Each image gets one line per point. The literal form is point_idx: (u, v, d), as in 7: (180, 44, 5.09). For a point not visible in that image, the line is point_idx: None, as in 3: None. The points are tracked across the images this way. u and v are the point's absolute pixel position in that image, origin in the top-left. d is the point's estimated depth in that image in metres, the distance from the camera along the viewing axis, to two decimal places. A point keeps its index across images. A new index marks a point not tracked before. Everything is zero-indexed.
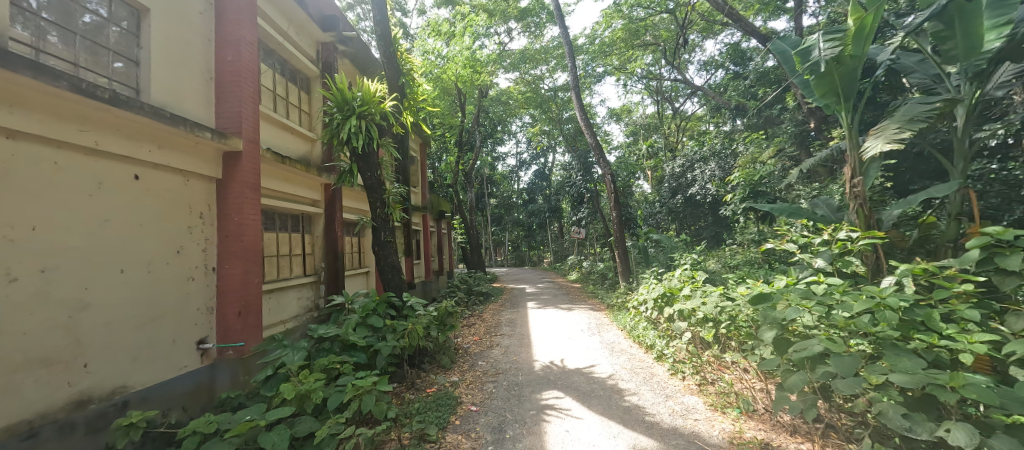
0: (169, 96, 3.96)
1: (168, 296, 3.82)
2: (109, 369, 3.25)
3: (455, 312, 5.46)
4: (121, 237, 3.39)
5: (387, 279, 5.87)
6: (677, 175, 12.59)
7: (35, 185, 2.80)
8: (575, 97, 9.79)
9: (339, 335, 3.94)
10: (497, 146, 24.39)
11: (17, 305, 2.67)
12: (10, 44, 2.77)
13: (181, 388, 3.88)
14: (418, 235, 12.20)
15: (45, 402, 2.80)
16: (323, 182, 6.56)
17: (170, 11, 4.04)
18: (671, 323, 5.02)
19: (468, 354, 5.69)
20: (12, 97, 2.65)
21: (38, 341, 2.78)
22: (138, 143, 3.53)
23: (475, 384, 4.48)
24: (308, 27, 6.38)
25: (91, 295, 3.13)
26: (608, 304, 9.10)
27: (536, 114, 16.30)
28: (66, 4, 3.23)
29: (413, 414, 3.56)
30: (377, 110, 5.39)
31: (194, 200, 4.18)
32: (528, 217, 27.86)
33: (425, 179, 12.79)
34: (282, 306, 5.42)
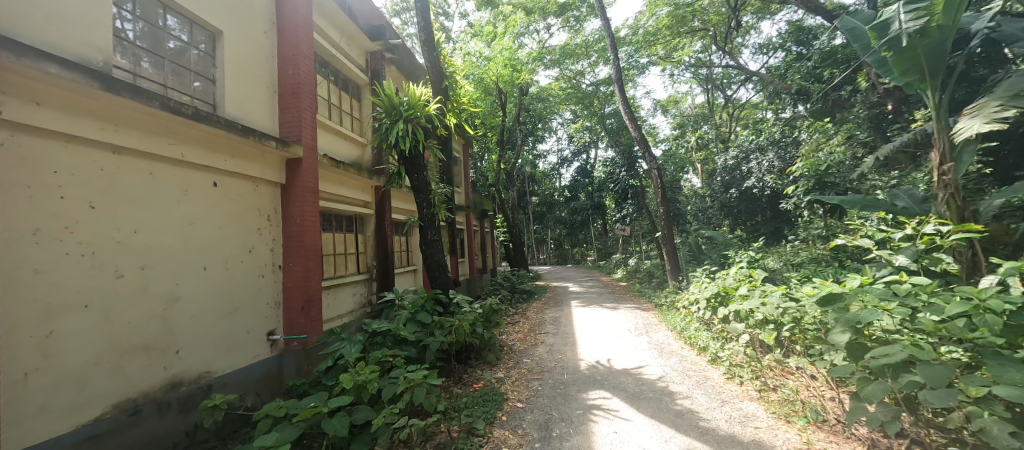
0: (240, 109, 4.36)
1: (243, 291, 4.22)
2: (196, 355, 3.65)
3: (500, 309, 5.54)
4: (204, 239, 3.79)
5: (434, 276, 6.06)
6: (730, 168, 11.84)
7: (136, 193, 3.20)
8: (618, 91, 9.51)
9: (391, 329, 4.13)
10: (537, 143, 24.34)
11: (124, 298, 3.07)
12: (113, 71, 3.18)
13: (254, 375, 4.27)
14: (463, 234, 12.50)
15: (147, 383, 3.20)
16: (374, 184, 6.90)
17: (240, 32, 4.45)
18: (727, 324, 4.75)
19: (514, 352, 5.74)
20: (116, 117, 3.04)
21: (140, 330, 3.18)
22: (216, 154, 3.92)
23: (520, 381, 4.51)
24: (358, 38, 6.75)
25: (181, 290, 3.54)
26: (656, 303, 8.77)
27: (577, 110, 16.05)
28: (156, 32, 3.65)
29: (460, 408, 3.65)
30: (422, 113, 5.59)
31: (262, 204, 4.58)
32: (571, 215, 27.53)
33: (468, 179, 13.06)
34: (339, 302, 5.79)
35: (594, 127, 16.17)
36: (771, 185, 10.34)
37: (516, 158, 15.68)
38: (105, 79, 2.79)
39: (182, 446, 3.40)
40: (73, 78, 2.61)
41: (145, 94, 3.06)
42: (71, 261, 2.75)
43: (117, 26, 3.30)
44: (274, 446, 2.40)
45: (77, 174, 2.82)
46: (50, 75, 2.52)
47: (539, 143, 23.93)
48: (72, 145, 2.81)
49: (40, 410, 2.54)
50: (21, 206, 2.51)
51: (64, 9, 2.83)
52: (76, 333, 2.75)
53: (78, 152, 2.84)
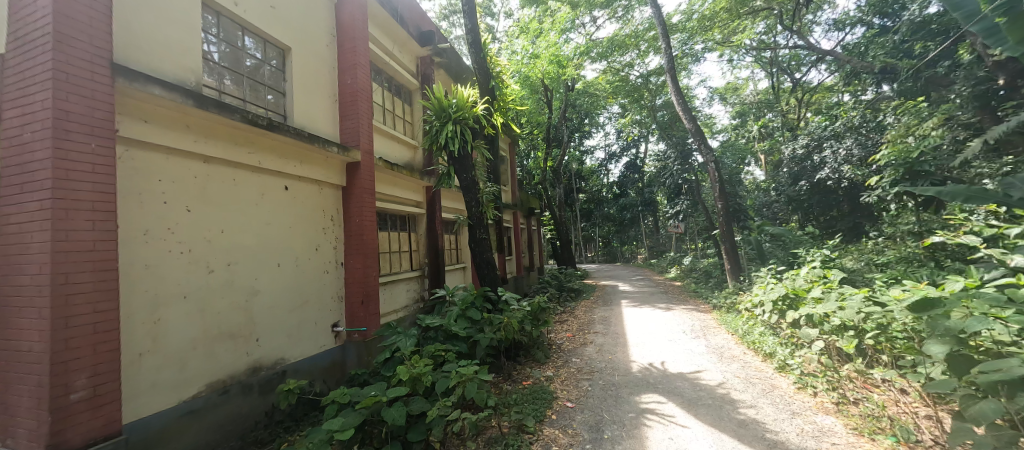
0: (306, 118, 4.73)
1: (310, 285, 4.59)
2: (272, 343, 4.03)
3: (548, 308, 5.51)
4: (278, 238, 4.17)
5: (483, 274, 6.18)
6: (799, 158, 10.81)
7: (223, 198, 3.60)
8: (671, 81, 9.05)
9: (443, 325, 4.28)
10: (584, 139, 23.89)
11: (214, 291, 3.46)
12: (203, 90, 3.59)
13: (321, 363, 4.63)
14: (510, 232, 12.62)
15: (233, 367, 3.60)
16: (425, 185, 7.17)
17: (305, 47, 4.82)
18: (798, 329, 4.36)
19: (562, 351, 5.69)
20: (205, 130, 3.43)
21: (227, 318, 3.57)
22: (286, 160, 4.29)
23: (570, 381, 4.46)
24: (409, 44, 7.04)
25: (259, 284, 3.92)
26: (714, 305, 8.26)
27: (626, 103, 15.45)
28: (236, 51, 4.05)
29: (510, 405, 3.70)
30: (470, 114, 5.71)
31: (327, 205, 4.94)
32: (620, 211, 26.74)
33: (515, 177, 13.14)
34: (394, 297, 6.10)
35: (644, 120, 15.50)
36: (849, 176, 9.31)
37: (562, 156, 15.50)
38: (196, 96, 3.16)
39: (262, 425, 3.77)
40: (171, 97, 2.98)
41: (228, 109, 3.41)
42: (173, 257, 3.15)
43: (205, 50, 3.71)
44: (340, 430, 2.59)
45: (177, 183, 3.23)
46: (154, 96, 2.90)
47: (586, 139, 23.45)
48: (172, 157, 3.21)
49: (151, 387, 2.94)
50: (134, 210, 2.91)
51: (162, 38, 3.23)
52: (177, 320, 3.15)
53: (177, 163, 3.24)
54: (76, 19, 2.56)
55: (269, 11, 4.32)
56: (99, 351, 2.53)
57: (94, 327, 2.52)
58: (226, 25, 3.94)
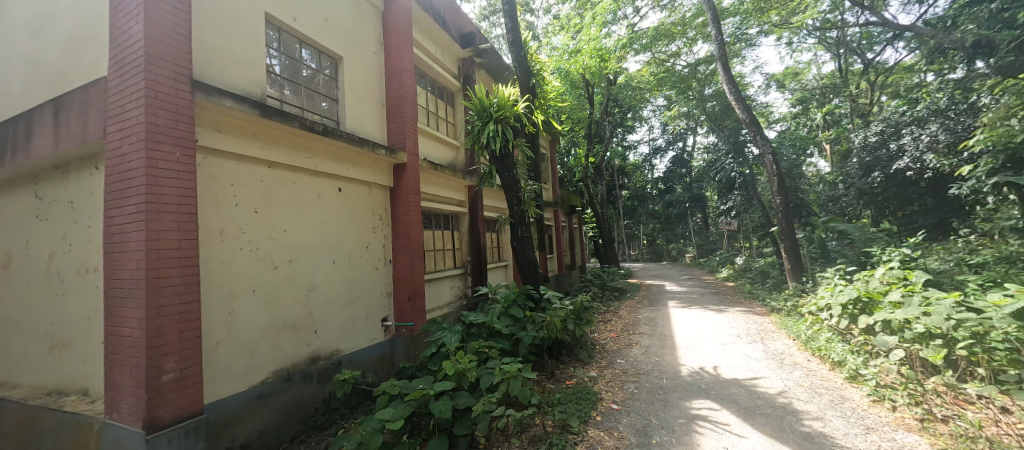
0: (357, 123, 4.99)
1: (362, 281, 4.84)
2: (329, 336, 4.31)
3: (591, 307, 5.41)
4: (333, 237, 4.43)
5: (525, 272, 6.20)
6: (873, 146, 9.78)
7: (284, 200, 3.89)
8: (722, 70, 8.55)
9: (486, 322, 4.33)
10: (627, 134, 23.20)
11: (278, 286, 3.75)
12: (266, 100, 3.89)
13: (372, 355, 4.87)
14: (551, 230, 12.55)
15: (295, 356, 3.89)
16: (468, 184, 7.31)
17: (355, 56, 5.08)
18: (873, 336, 3.98)
19: (606, 351, 5.57)
20: (269, 138, 3.73)
21: (289, 311, 3.86)
22: (339, 163, 4.55)
23: (615, 382, 4.36)
24: (451, 47, 7.20)
25: (317, 280, 4.20)
26: (772, 307, 7.70)
27: (672, 94, 14.76)
28: (295, 63, 4.35)
29: (554, 404, 3.68)
30: (511, 113, 5.74)
31: (376, 205, 5.18)
32: (666, 208, 25.67)
33: (556, 175, 13.04)
34: (439, 293, 6.28)
35: (692, 112, 14.74)
36: (935, 166, 8.30)
37: (604, 152, 15.15)
38: (261, 106, 3.43)
39: (321, 411, 4.03)
40: (240, 108, 3.26)
41: (289, 117, 3.67)
42: (243, 254, 3.46)
43: (268, 63, 4.02)
44: (391, 420, 2.70)
45: (246, 186, 3.53)
46: (226, 107, 3.19)
47: (629, 134, 22.73)
48: (242, 163, 3.52)
49: (226, 372, 3.25)
50: (211, 212, 3.22)
51: (233, 55, 3.55)
52: (247, 312, 3.45)
53: (245, 168, 3.54)
54: (163, 43, 2.88)
55: (323, 23, 4.60)
56: (184, 338, 2.84)
57: (180, 316, 2.83)
58: (285, 39, 4.24)
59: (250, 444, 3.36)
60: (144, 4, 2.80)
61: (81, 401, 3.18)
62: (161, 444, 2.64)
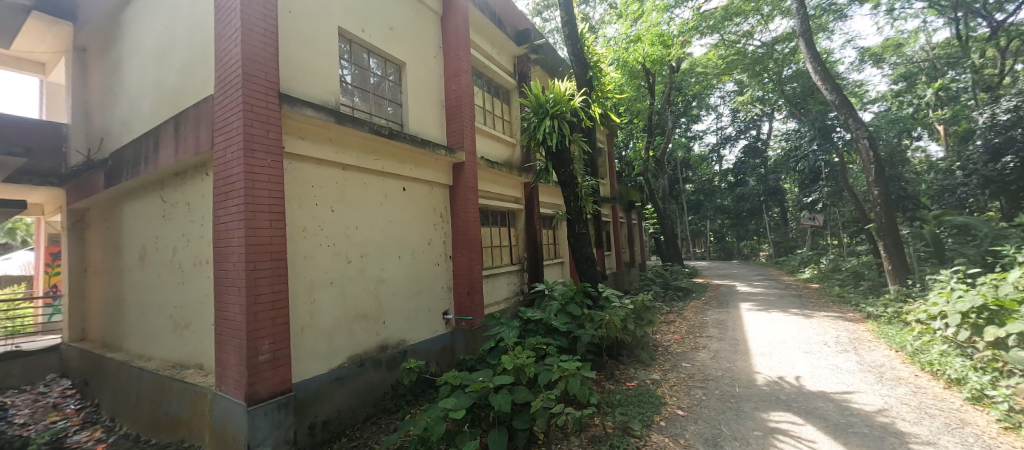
0: (419, 125, 5.23)
1: (425, 276, 5.09)
2: (396, 326, 4.59)
3: (653, 307, 5.17)
4: (398, 233, 4.70)
5: (582, 269, 6.11)
6: (1004, 125, 8.17)
7: (356, 199, 4.20)
8: (806, 47, 7.66)
9: (544, 318, 4.33)
10: (690, 123, 21.75)
11: (351, 278, 4.07)
12: (340, 108, 4.22)
13: (435, 346, 5.11)
14: (609, 227, 12.19)
15: (366, 344, 4.20)
16: (524, 181, 7.35)
17: (416, 61, 5.32)
18: (1007, 352, 3.35)
19: (670, 354, 5.31)
20: (343, 142, 4.04)
21: (361, 302, 4.17)
22: (404, 164, 4.80)
23: (680, 387, 4.14)
24: (507, 45, 7.28)
25: (385, 274, 4.49)
26: (867, 313, 6.78)
27: (744, 78, 13.54)
28: (363, 72, 4.66)
29: (614, 405, 3.59)
30: (568, 107, 5.66)
31: (437, 203, 5.41)
32: (736, 202, 23.68)
33: (614, 170, 12.63)
34: (497, 289, 6.41)
35: (767, 97, 13.42)
36: None
37: (665, 144, 14.35)
38: (335, 114, 3.73)
39: (389, 396, 4.31)
40: (318, 116, 3.59)
41: (359, 122, 3.96)
42: (322, 249, 3.80)
43: (341, 74, 4.35)
44: (453, 409, 2.81)
45: (324, 187, 3.88)
46: (306, 116, 3.53)
47: (693, 123, 21.29)
48: (320, 166, 3.86)
49: (310, 356, 3.61)
50: (296, 211, 3.58)
51: (312, 68, 3.91)
52: (326, 301, 3.79)
53: (323, 171, 3.89)
54: (256, 62, 3.26)
55: (387, 32, 4.87)
56: (275, 323, 3.20)
57: (272, 304, 3.19)
58: (355, 50, 4.56)
59: (330, 421, 3.70)
60: (240, 29, 3.19)
61: (197, 374, 3.72)
62: (259, 415, 3.01)
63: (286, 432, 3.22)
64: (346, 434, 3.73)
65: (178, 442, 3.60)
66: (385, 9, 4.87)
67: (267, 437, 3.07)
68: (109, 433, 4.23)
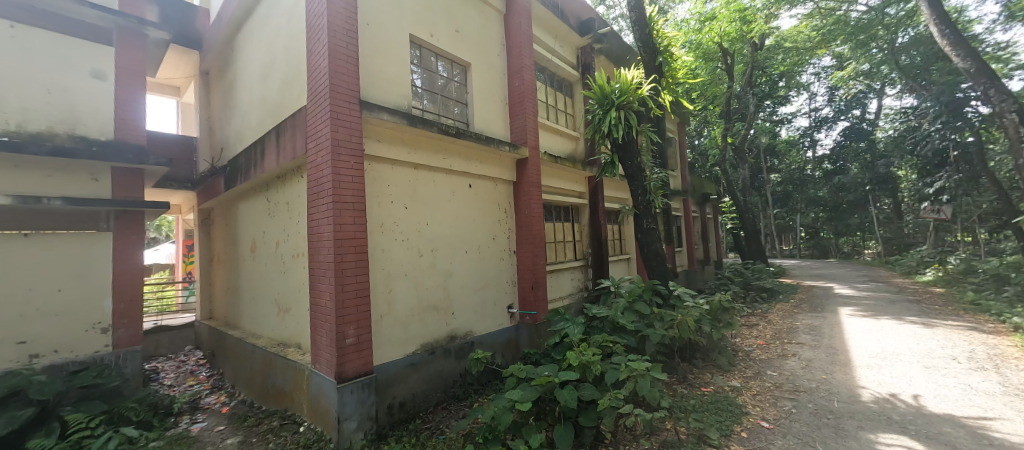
0: (483, 123, 5.36)
1: (490, 270, 5.23)
2: (464, 318, 4.80)
3: (733, 308, 4.76)
4: (465, 229, 4.89)
5: (651, 266, 5.83)
6: None
7: (427, 196, 4.44)
8: (930, 8, 6.46)
9: (610, 316, 4.20)
10: (777, 106, 19.54)
11: (423, 271, 4.33)
12: (412, 111, 4.48)
13: (500, 339, 5.25)
14: (680, 222, 11.46)
15: (437, 333, 4.44)
16: (588, 175, 7.20)
17: (481, 61, 5.45)
18: None
19: (752, 360, 4.87)
20: (415, 143, 4.30)
21: (432, 294, 4.41)
22: (470, 161, 4.96)
23: (764, 397, 3.78)
24: (570, 37, 7.15)
25: (453, 267, 4.71)
26: (1015, 325, 5.58)
27: (844, 50, 11.80)
28: (432, 75, 4.88)
29: (688, 411, 3.40)
30: (635, 97, 5.41)
31: (501, 199, 5.52)
32: (833, 194, 20.82)
33: (686, 160, 11.84)
34: (560, 285, 6.39)
35: (875, 70, 11.51)
36: None
37: (746, 131, 13.04)
38: (408, 116, 3.99)
39: (459, 384, 4.53)
40: (393, 119, 3.87)
41: (429, 123, 4.19)
42: (397, 244, 4.09)
43: (412, 79, 4.60)
44: (520, 401, 2.85)
45: (399, 186, 4.16)
46: (382, 120, 3.82)
47: (780, 106, 19.09)
48: (395, 166, 4.14)
49: (388, 341, 3.91)
50: (375, 208, 3.89)
51: (388, 75, 4.20)
52: (401, 292, 4.08)
53: (398, 170, 4.17)
54: (341, 73, 3.59)
55: (453, 35, 5.05)
56: (359, 310, 3.52)
57: (356, 293, 3.51)
58: (424, 55, 4.78)
59: (406, 403, 3.98)
60: (328, 44, 3.54)
61: (296, 352, 4.25)
62: (347, 392, 3.34)
63: (369, 409, 3.54)
64: (420, 416, 3.98)
65: (283, 411, 4.14)
66: (452, 13, 5.05)
67: (354, 413, 3.41)
68: (231, 397, 5.00)
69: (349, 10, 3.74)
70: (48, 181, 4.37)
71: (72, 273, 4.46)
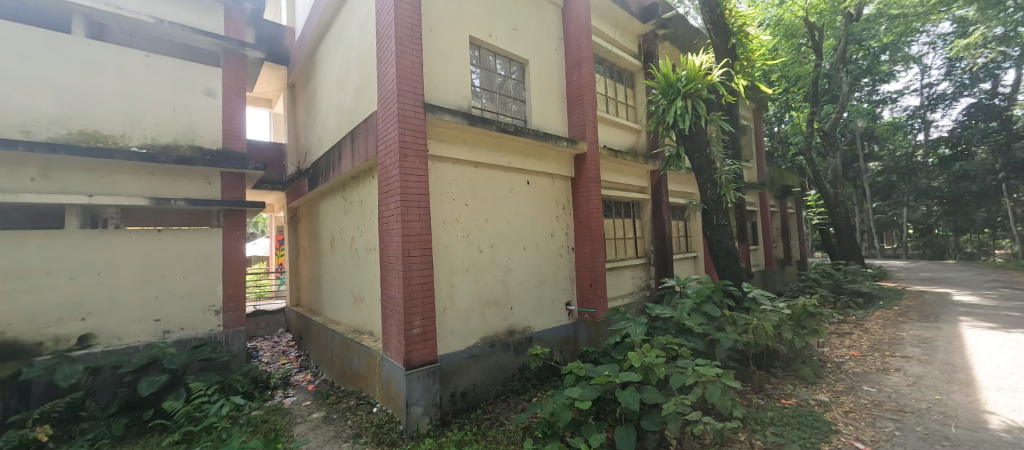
0: (541, 120, 5.35)
1: (548, 267, 5.23)
2: (523, 313, 4.86)
3: (821, 314, 4.27)
4: (524, 225, 4.94)
5: (722, 265, 5.43)
6: None
7: (487, 193, 4.56)
8: None
9: (675, 317, 3.97)
10: (877, 84, 17.00)
11: (483, 266, 4.46)
12: (472, 111, 4.61)
13: (558, 335, 5.25)
14: (755, 217, 10.49)
15: (496, 327, 4.55)
16: (650, 169, 6.87)
17: (539, 57, 5.44)
18: None
19: (843, 373, 4.34)
20: (475, 142, 4.42)
21: (491, 289, 4.53)
22: (528, 158, 4.99)
23: (859, 415, 3.34)
24: (632, 25, 6.85)
25: (512, 263, 4.78)
26: None
27: (971, 12, 9.89)
28: (491, 74, 4.96)
29: (765, 423, 3.13)
30: (703, 84, 5.06)
31: (559, 196, 5.47)
32: (952, 183, 17.71)
33: (762, 150, 10.80)
34: (620, 283, 6.21)
35: (1013, 33, 9.45)
36: None
37: (838, 114, 11.50)
38: (468, 116, 4.11)
39: (518, 378, 4.61)
40: (454, 119, 4.01)
41: (488, 122, 4.28)
42: (459, 240, 4.25)
43: (472, 79, 4.72)
44: (580, 399, 2.83)
45: (459, 184, 4.31)
46: (444, 121, 3.97)
47: (882, 84, 16.58)
48: (456, 165, 4.30)
49: (451, 333, 4.09)
50: (438, 206, 4.08)
51: (449, 77, 4.36)
52: (463, 286, 4.24)
53: (459, 169, 4.32)
54: (406, 78, 3.80)
55: (511, 33, 5.09)
56: (424, 302, 3.73)
57: (421, 286, 3.72)
58: (483, 55, 4.88)
59: (468, 393, 4.14)
60: (395, 51, 3.76)
61: (369, 339, 4.61)
62: (414, 379, 3.57)
63: (434, 396, 3.73)
64: (480, 406, 4.12)
65: (359, 392, 4.52)
66: (510, 11, 5.09)
67: (420, 398, 3.61)
68: (315, 376, 5.58)
69: (414, 17, 3.93)
70: (174, 185, 5.18)
71: (194, 262, 5.27)
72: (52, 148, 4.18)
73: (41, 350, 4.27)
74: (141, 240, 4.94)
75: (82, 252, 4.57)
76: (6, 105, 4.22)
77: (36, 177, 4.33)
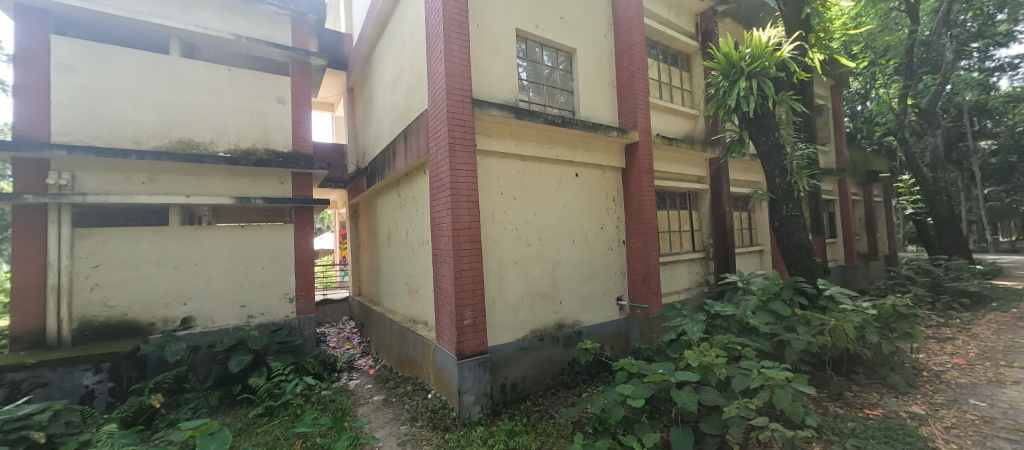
0: (590, 110, 5.21)
1: (598, 260, 5.11)
2: (572, 307, 4.81)
3: (917, 316, 3.73)
4: (572, 218, 4.86)
5: (793, 260, 4.97)
6: None
7: (534, 186, 4.54)
8: None
9: (737, 315, 3.70)
10: (993, 48, 14.39)
11: (531, 259, 4.46)
12: (519, 104, 4.61)
13: (609, 331, 5.13)
14: (833, 207, 9.45)
15: (545, 320, 4.55)
16: (708, 157, 6.43)
17: (587, 44, 5.28)
18: None
19: (943, 383, 3.79)
20: (522, 135, 4.42)
21: (539, 282, 4.52)
22: (576, 150, 4.88)
23: (965, 432, 2.91)
24: (688, 4, 6.39)
25: (560, 256, 4.73)
26: None
27: None
28: (538, 65, 4.90)
29: (846, 434, 2.84)
30: (770, 61, 4.62)
31: (609, 188, 5.31)
32: None
33: (842, 132, 9.65)
34: (676, 278, 5.92)
35: None
36: None
37: (939, 86, 9.95)
38: (515, 110, 4.11)
39: (567, 372, 4.58)
40: (501, 113, 4.03)
41: (535, 115, 4.24)
42: (507, 233, 4.29)
43: (519, 72, 4.70)
44: (632, 397, 2.73)
45: (508, 177, 4.34)
46: (491, 115, 4.01)
47: (998, 48, 14.04)
48: (504, 158, 4.33)
49: (500, 326, 4.16)
50: (486, 199, 4.14)
51: (496, 71, 4.37)
52: (512, 279, 4.28)
53: (507, 163, 4.35)
54: (454, 75, 3.88)
55: (558, 22, 4.99)
56: (475, 293, 3.82)
57: (472, 278, 3.81)
58: (530, 47, 4.84)
59: (518, 384, 4.19)
60: (444, 50, 3.85)
61: (424, 328, 4.81)
62: (466, 368, 3.68)
63: (484, 386, 3.82)
64: (531, 397, 4.15)
65: (415, 378, 4.76)
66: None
67: (472, 387, 3.72)
68: (375, 362, 5.96)
69: (462, 15, 3.99)
70: (254, 185, 5.74)
71: (271, 254, 5.82)
72: (157, 156, 4.86)
73: (153, 329, 4.98)
74: (228, 234, 5.55)
75: (182, 246, 5.24)
76: (122, 120, 4.95)
77: (146, 181, 5.02)
